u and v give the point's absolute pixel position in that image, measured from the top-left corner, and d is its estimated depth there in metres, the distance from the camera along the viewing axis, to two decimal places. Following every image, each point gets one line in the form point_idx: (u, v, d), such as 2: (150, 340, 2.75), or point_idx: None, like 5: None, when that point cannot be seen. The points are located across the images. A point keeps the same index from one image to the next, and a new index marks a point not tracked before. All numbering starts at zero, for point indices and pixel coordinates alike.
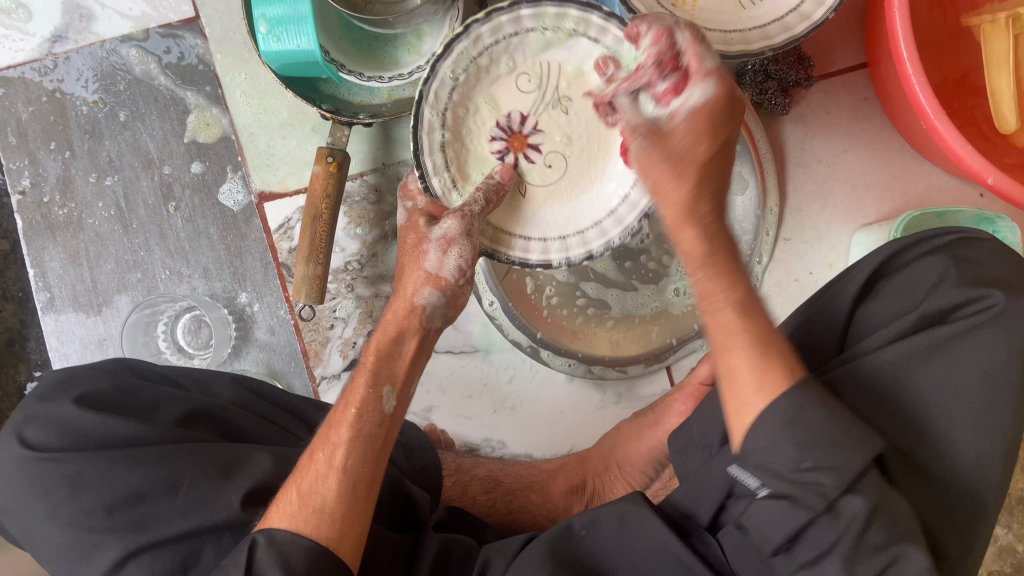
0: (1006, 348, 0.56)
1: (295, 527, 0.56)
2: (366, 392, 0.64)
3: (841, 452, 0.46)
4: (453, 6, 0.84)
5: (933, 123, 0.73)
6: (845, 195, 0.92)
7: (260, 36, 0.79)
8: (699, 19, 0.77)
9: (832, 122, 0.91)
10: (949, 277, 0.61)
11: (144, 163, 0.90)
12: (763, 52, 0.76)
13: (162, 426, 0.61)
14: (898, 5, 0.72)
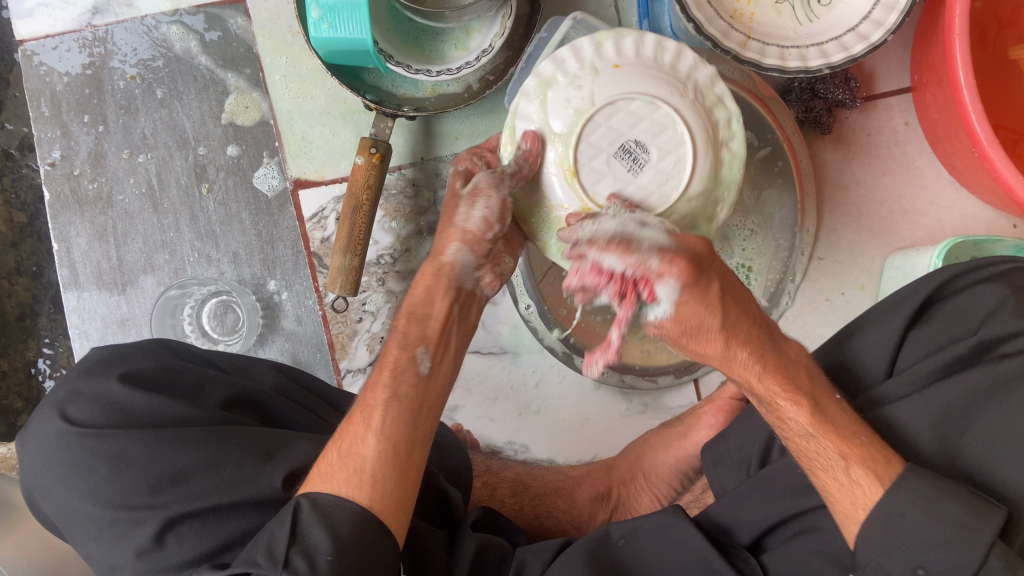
0: None
1: (338, 490, 0.55)
2: (399, 356, 0.61)
3: (949, 551, 0.49)
4: (507, 4, 0.84)
5: (987, 152, 0.74)
6: (881, 217, 0.92)
7: (312, 22, 0.78)
8: (757, 33, 0.77)
9: (872, 145, 0.91)
10: (1007, 305, 0.60)
11: (179, 143, 0.89)
12: (819, 70, 0.76)
13: (204, 409, 0.61)
14: (959, 33, 0.72)
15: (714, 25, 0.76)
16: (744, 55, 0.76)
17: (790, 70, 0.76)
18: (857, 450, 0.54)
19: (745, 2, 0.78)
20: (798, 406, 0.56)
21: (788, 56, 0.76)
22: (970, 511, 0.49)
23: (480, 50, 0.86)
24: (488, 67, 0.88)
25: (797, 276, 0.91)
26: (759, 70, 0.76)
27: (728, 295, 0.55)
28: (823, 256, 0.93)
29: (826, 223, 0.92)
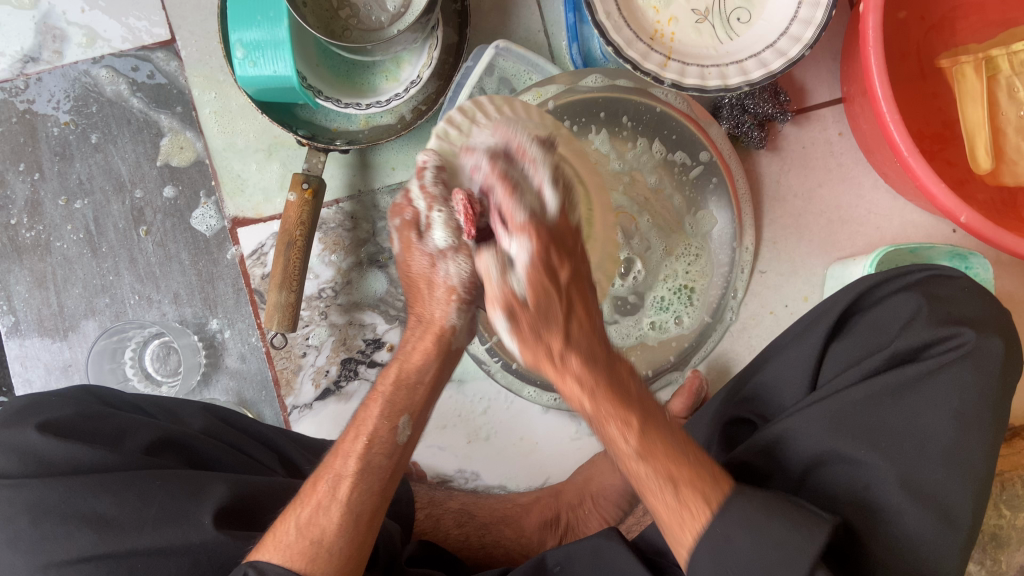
0: (977, 386, 0.57)
1: (286, 560, 0.55)
2: (379, 423, 0.61)
3: (783, 565, 0.50)
4: (433, 35, 0.84)
5: (908, 161, 0.74)
6: (820, 228, 0.92)
7: (237, 61, 0.79)
8: (677, 53, 0.78)
9: (808, 156, 0.92)
10: (921, 315, 0.61)
11: (116, 187, 0.89)
12: (740, 87, 0.77)
13: (128, 453, 0.61)
14: (873, 45, 0.73)
15: (633, 47, 0.77)
16: (664, 76, 0.77)
17: (711, 89, 0.77)
18: (685, 473, 0.53)
19: (665, 22, 0.79)
20: (625, 432, 0.54)
21: (709, 73, 0.77)
22: (796, 528, 0.50)
23: (409, 81, 0.86)
24: (420, 97, 0.88)
25: (739, 292, 0.91)
26: (680, 89, 0.76)
27: (565, 279, 0.57)
28: (765, 269, 0.93)
29: (766, 236, 0.93)
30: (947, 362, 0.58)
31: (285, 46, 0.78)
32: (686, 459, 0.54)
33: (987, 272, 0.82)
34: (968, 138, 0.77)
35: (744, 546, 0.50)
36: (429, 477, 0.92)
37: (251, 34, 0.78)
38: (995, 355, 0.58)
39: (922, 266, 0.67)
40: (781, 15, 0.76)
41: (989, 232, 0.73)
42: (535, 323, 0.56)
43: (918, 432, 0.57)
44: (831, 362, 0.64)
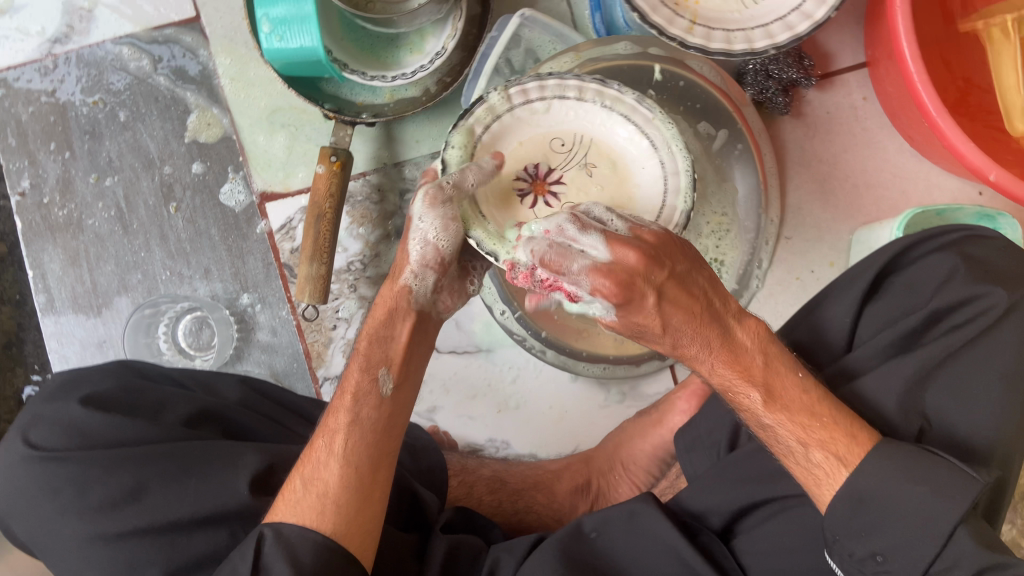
0: (1020, 342, 0.58)
1: (301, 519, 0.56)
2: (360, 377, 0.63)
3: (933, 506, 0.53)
4: (457, 6, 0.85)
5: (936, 121, 0.74)
6: (845, 193, 0.92)
7: (264, 36, 0.79)
8: (701, 18, 0.77)
9: (832, 121, 0.92)
10: (958, 275, 0.61)
11: (145, 164, 0.90)
12: (766, 51, 0.77)
13: (167, 425, 0.63)
14: (902, 6, 0.73)
15: (658, 13, 0.76)
16: (689, 41, 0.76)
17: (737, 53, 0.76)
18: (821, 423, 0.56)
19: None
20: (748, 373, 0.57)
21: (734, 37, 0.77)
22: (953, 476, 0.52)
23: (433, 53, 0.87)
24: (444, 69, 0.89)
25: (764, 261, 0.91)
26: (704, 54, 0.76)
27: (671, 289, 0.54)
28: (791, 235, 0.93)
29: (791, 203, 0.93)
30: (993, 323, 0.58)
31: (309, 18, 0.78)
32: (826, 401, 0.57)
33: (1015, 233, 0.81)
34: (1003, 104, 0.76)
35: (892, 475, 0.54)
36: (458, 445, 0.92)
37: (276, 9, 0.79)
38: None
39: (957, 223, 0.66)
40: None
41: (1018, 189, 0.72)
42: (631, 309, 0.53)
43: (970, 390, 0.58)
44: (870, 318, 0.65)
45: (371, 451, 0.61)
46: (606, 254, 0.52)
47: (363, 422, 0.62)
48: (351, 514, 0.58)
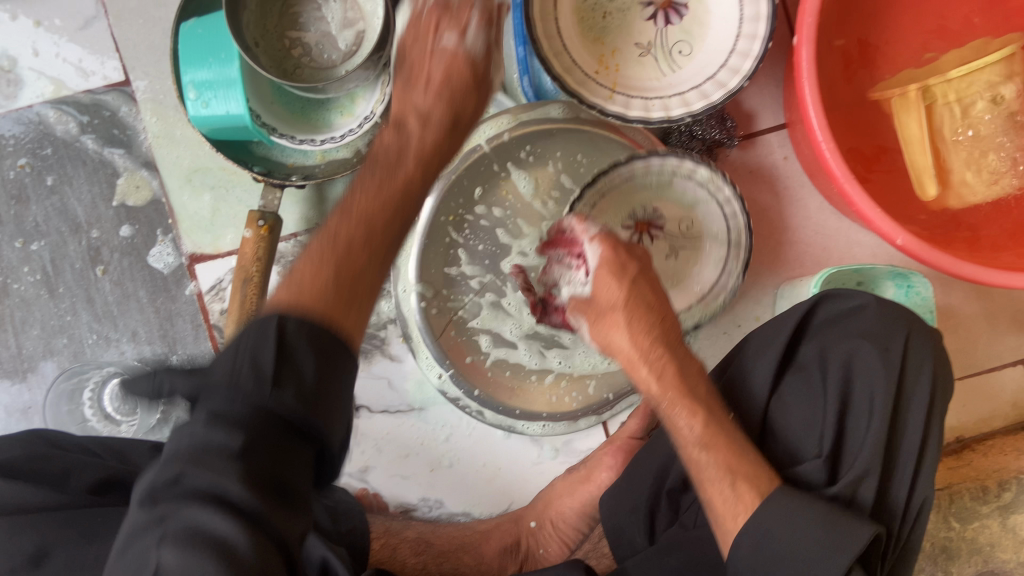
0: (921, 396, 0.66)
1: (260, 329, 0.51)
2: (357, 221, 0.62)
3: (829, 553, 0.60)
4: (385, 71, 0.86)
5: (844, 188, 0.76)
6: (770, 250, 0.94)
7: (190, 102, 0.80)
8: (620, 86, 0.80)
9: (755, 180, 0.94)
10: (852, 349, 0.68)
11: (72, 228, 0.90)
12: (683, 119, 0.78)
13: (72, 494, 0.62)
14: (807, 76, 0.76)
15: (577, 82, 0.77)
16: (608, 107, 0.77)
17: (655, 121, 0.77)
18: (744, 471, 0.65)
19: (609, 55, 0.81)
20: (691, 420, 0.67)
21: (652, 104, 0.79)
22: (838, 531, 0.61)
23: (364, 116, 0.88)
24: None
25: None
26: (623, 120, 0.77)
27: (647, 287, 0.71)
28: None
29: None
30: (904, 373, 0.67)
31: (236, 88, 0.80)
32: (746, 455, 0.66)
33: (927, 290, 0.84)
34: (912, 167, 0.81)
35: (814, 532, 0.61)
36: (390, 507, 0.92)
37: (203, 74, 0.80)
38: (922, 348, 0.68)
39: (831, 299, 0.73)
40: (718, 52, 0.79)
41: (924, 254, 0.75)
42: (618, 271, 0.70)
43: (891, 446, 0.66)
44: (791, 412, 0.70)
45: (385, 246, 0.62)
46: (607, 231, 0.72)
47: (384, 232, 0.63)
48: (343, 353, 0.53)
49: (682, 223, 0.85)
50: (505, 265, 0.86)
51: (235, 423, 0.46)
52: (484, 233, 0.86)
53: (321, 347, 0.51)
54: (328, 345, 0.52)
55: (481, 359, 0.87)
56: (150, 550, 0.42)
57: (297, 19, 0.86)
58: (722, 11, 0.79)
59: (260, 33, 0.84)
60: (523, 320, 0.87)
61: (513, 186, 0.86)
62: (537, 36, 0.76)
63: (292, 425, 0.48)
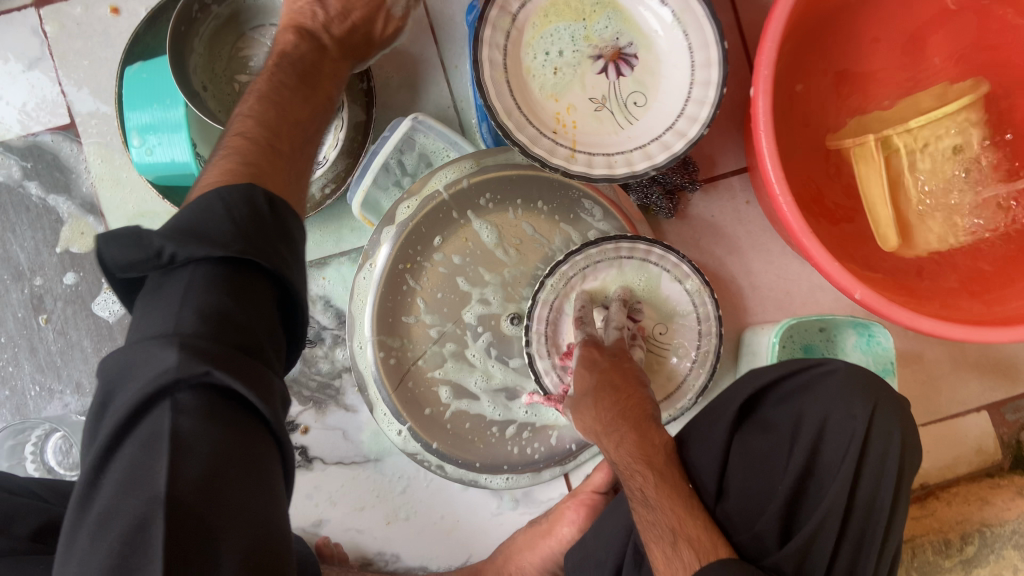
0: (887, 458, 0.69)
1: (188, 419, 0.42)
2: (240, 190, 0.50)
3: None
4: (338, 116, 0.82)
5: (801, 241, 0.74)
6: (732, 294, 0.93)
7: (134, 149, 0.79)
8: (581, 144, 0.79)
9: (716, 225, 0.93)
10: (825, 413, 0.70)
11: (14, 276, 0.87)
12: (647, 172, 0.77)
13: (12, 538, 0.59)
14: (763, 128, 0.74)
15: (538, 143, 0.77)
16: (571, 167, 0.77)
17: (619, 176, 0.77)
18: (686, 529, 0.66)
19: (564, 111, 0.80)
20: (646, 487, 0.70)
21: (615, 161, 0.78)
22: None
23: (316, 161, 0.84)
24: (330, 175, 0.86)
25: None
26: (588, 179, 0.76)
27: (633, 398, 0.75)
28: None
29: None
30: (866, 447, 0.69)
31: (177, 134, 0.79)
32: (693, 513, 0.68)
33: (888, 340, 0.83)
34: (872, 216, 0.78)
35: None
36: (350, 557, 0.89)
37: (145, 118, 0.79)
38: (888, 416, 0.69)
39: (805, 361, 0.74)
40: (675, 101, 0.78)
41: (884, 307, 0.73)
42: (600, 374, 0.76)
43: (854, 507, 0.68)
44: (735, 469, 0.72)
45: (290, 165, 0.59)
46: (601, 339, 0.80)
47: (288, 134, 0.61)
48: (293, 262, 0.51)
49: (658, 322, 0.87)
50: (465, 314, 0.84)
51: (201, 355, 0.42)
52: (440, 279, 0.84)
53: (249, 239, 0.48)
54: (255, 249, 0.47)
55: (441, 410, 0.85)
56: (163, 448, 0.41)
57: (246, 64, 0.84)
58: (675, 59, 0.78)
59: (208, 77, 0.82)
60: (485, 371, 0.85)
61: (472, 232, 0.84)
62: (491, 102, 0.75)
63: (262, 347, 0.47)
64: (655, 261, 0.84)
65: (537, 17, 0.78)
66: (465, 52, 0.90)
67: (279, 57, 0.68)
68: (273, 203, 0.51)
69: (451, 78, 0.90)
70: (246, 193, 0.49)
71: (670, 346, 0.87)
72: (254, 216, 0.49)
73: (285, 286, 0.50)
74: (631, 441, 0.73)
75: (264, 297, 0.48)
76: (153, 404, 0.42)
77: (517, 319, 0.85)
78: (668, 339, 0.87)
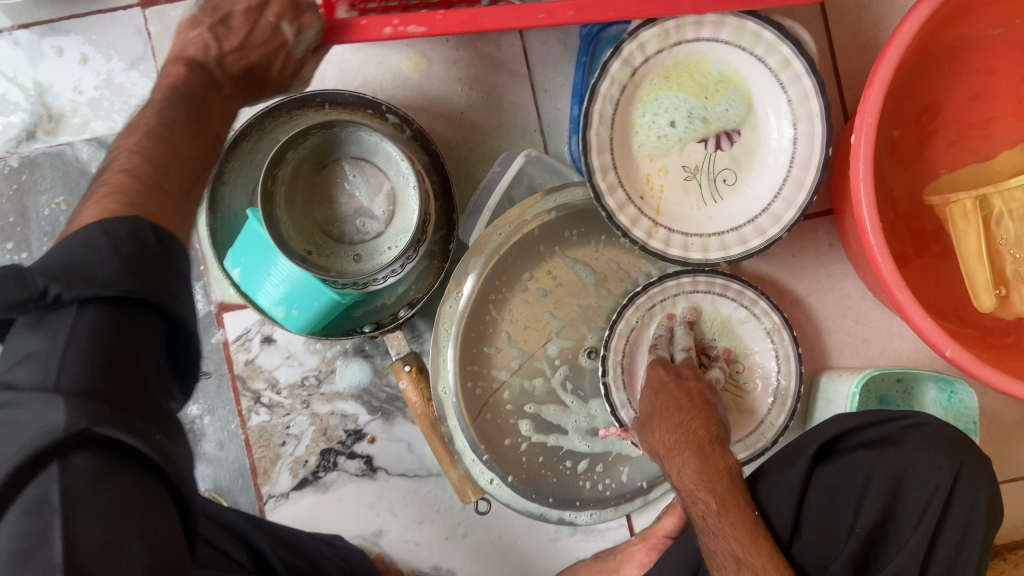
0: (971, 511, 0.66)
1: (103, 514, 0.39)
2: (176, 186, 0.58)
3: None
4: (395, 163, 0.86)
5: (894, 294, 0.72)
6: (807, 337, 0.92)
7: (284, 318, 0.81)
8: (664, 215, 0.78)
9: (797, 266, 0.92)
10: (911, 459, 0.67)
11: None
12: (718, 263, 0.76)
13: None
14: (864, 179, 0.73)
15: (625, 211, 0.76)
16: (650, 243, 0.76)
17: (693, 260, 0.76)
18: (753, 559, 0.63)
19: (656, 173, 0.79)
20: (707, 515, 0.67)
21: (691, 243, 0.77)
22: None
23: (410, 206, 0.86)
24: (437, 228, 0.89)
25: None
26: (664, 259, 0.76)
27: (700, 427, 0.71)
28: None
29: None
30: (951, 501, 0.66)
31: (273, 272, 0.79)
32: (759, 541, 0.65)
33: (971, 399, 0.82)
34: (969, 277, 0.78)
35: None
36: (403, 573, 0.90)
37: (272, 292, 0.80)
38: (973, 472, 0.67)
39: (895, 410, 0.71)
40: (771, 180, 0.77)
41: (974, 369, 0.71)
42: (673, 398, 0.74)
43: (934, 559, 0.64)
44: (812, 507, 0.69)
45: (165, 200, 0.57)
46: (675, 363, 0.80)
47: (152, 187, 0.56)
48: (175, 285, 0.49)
49: (734, 366, 0.86)
50: (545, 346, 0.85)
51: (87, 411, 0.40)
52: (525, 312, 0.85)
53: (139, 276, 0.46)
54: (155, 291, 0.47)
55: (519, 442, 0.86)
56: (54, 512, 0.37)
57: (323, 194, 0.88)
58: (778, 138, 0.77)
59: (310, 242, 0.87)
60: (588, 414, 0.86)
61: (557, 265, 0.85)
62: (592, 163, 0.74)
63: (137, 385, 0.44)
64: (731, 292, 0.84)
65: (656, 77, 0.76)
66: (555, 78, 0.91)
67: (165, 88, 0.64)
68: (162, 238, 0.50)
69: (540, 104, 0.91)
70: (128, 225, 0.48)
71: (744, 382, 0.86)
72: (142, 253, 0.48)
73: (172, 318, 0.49)
74: (696, 470, 0.69)
75: (148, 348, 0.46)
76: (41, 467, 0.38)
77: (594, 353, 0.86)
78: (746, 378, 0.86)
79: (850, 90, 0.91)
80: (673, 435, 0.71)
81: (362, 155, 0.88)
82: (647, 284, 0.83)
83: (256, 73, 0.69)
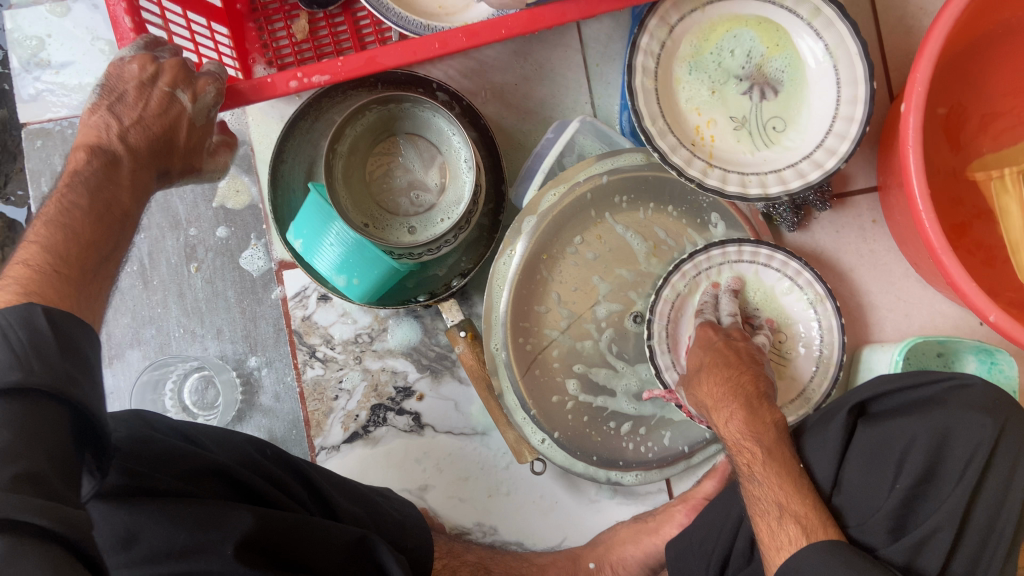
0: (1013, 471, 0.66)
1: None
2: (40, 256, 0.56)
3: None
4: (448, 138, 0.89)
5: (941, 259, 0.74)
6: (849, 311, 0.94)
7: (345, 286, 0.83)
8: (717, 159, 0.81)
9: (840, 241, 0.94)
10: (954, 419, 0.68)
11: (171, 224, 0.95)
12: (780, 197, 0.78)
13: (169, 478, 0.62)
14: (913, 144, 0.75)
15: (677, 153, 0.79)
16: (706, 180, 0.78)
17: (753, 196, 0.78)
18: (796, 504, 0.66)
19: (705, 125, 0.82)
20: (752, 463, 0.70)
21: (749, 179, 0.79)
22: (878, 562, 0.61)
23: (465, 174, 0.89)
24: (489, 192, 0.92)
25: None
26: (721, 194, 0.78)
27: (750, 385, 0.74)
28: None
29: None
30: (994, 459, 0.66)
31: (333, 240, 0.81)
32: (802, 488, 0.67)
33: (1011, 368, 0.83)
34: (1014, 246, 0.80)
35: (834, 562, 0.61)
36: (447, 528, 0.93)
37: (332, 259, 0.82)
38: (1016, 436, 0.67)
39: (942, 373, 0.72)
40: (818, 125, 0.79)
41: (1017, 333, 0.73)
42: (720, 359, 0.76)
43: (974, 517, 0.65)
44: (852, 463, 0.70)
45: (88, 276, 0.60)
46: (722, 325, 0.82)
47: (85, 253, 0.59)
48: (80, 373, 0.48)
49: (778, 333, 0.88)
50: (593, 309, 0.88)
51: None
52: (575, 275, 0.88)
53: (30, 366, 0.45)
54: (48, 376, 0.45)
55: (566, 400, 0.88)
56: None
57: (379, 168, 0.91)
58: (823, 83, 0.79)
59: (368, 217, 0.90)
60: (637, 377, 0.89)
61: (607, 230, 0.88)
62: (639, 108, 0.78)
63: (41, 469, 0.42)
64: (777, 262, 0.86)
65: (693, 36, 0.81)
66: (607, 53, 0.94)
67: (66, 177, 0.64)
68: (54, 320, 0.49)
69: (592, 77, 0.94)
70: (21, 314, 0.47)
71: (788, 350, 0.88)
72: (35, 342, 0.47)
73: (76, 406, 0.47)
74: (743, 420, 0.72)
75: (56, 432, 0.45)
76: None
77: (639, 318, 0.88)
78: (790, 347, 0.88)
79: (897, 70, 0.93)
80: (722, 390, 0.74)
81: (416, 131, 0.91)
82: (693, 252, 0.85)
83: (164, 144, 0.71)
